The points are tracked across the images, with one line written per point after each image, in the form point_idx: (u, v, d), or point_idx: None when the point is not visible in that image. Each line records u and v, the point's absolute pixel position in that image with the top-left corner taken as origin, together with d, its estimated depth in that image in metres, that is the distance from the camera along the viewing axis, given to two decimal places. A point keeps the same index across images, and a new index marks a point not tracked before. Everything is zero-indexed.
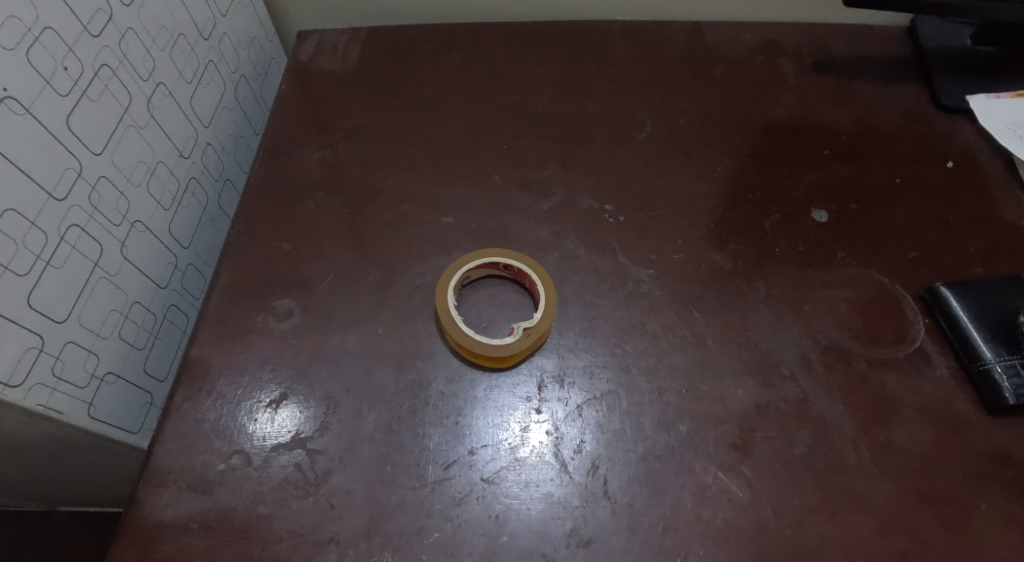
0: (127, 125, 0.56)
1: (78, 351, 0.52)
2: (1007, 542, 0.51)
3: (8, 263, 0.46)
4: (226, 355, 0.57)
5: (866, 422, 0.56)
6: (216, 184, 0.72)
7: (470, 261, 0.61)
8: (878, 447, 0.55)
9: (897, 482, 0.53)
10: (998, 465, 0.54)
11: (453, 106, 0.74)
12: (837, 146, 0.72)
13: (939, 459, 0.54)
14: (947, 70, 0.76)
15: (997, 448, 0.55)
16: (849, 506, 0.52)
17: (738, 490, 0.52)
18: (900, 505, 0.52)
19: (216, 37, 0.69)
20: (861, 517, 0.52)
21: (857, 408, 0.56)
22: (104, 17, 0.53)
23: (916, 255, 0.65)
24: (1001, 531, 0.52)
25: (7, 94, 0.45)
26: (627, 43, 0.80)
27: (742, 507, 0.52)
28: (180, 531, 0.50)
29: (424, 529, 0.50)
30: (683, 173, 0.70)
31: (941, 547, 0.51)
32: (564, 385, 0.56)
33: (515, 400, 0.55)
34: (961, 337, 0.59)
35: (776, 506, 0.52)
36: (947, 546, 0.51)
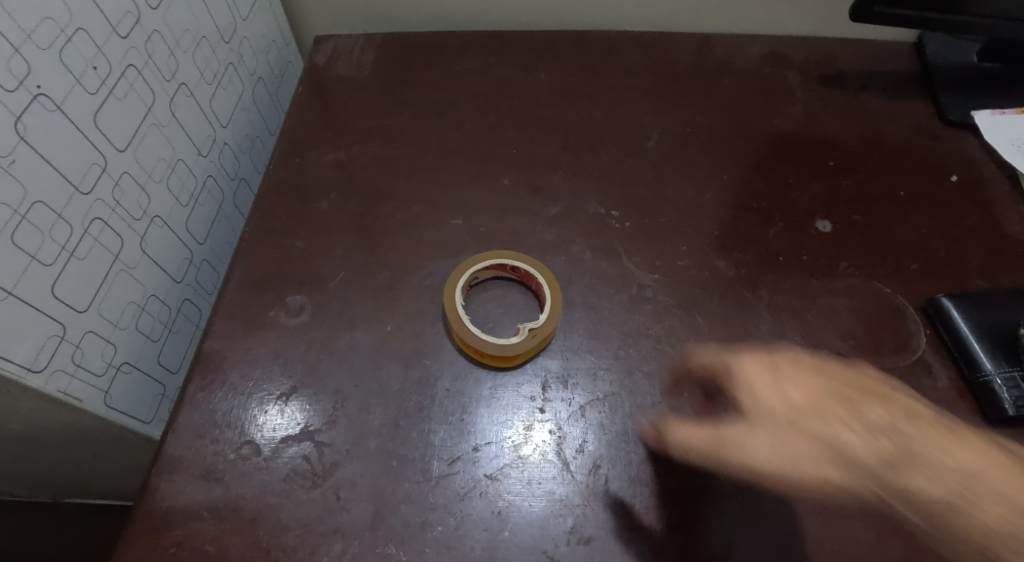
0: (150, 123, 0.58)
1: (97, 340, 0.54)
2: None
3: (36, 253, 0.47)
4: (239, 349, 0.58)
5: (912, 408, 0.47)
6: (232, 183, 0.74)
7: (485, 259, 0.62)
8: (954, 470, 0.43)
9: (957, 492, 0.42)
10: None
11: (464, 112, 0.76)
12: (842, 158, 0.73)
13: (1022, 474, 0.43)
14: (952, 85, 0.77)
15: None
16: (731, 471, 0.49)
17: (729, 439, 0.48)
18: (943, 479, 0.43)
19: (237, 40, 0.71)
20: (875, 411, 0.46)
21: (907, 405, 0.47)
22: (132, 19, 0.54)
23: (919, 267, 0.66)
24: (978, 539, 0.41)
25: (40, 91, 0.47)
26: (636, 53, 0.81)
27: (721, 438, 0.49)
28: (191, 517, 0.51)
29: (428, 522, 0.51)
30: (690, 181, 0.71)
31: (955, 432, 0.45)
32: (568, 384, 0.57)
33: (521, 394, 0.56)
34: (962, 348, 0.59)
35: (755, 449, 0.47)
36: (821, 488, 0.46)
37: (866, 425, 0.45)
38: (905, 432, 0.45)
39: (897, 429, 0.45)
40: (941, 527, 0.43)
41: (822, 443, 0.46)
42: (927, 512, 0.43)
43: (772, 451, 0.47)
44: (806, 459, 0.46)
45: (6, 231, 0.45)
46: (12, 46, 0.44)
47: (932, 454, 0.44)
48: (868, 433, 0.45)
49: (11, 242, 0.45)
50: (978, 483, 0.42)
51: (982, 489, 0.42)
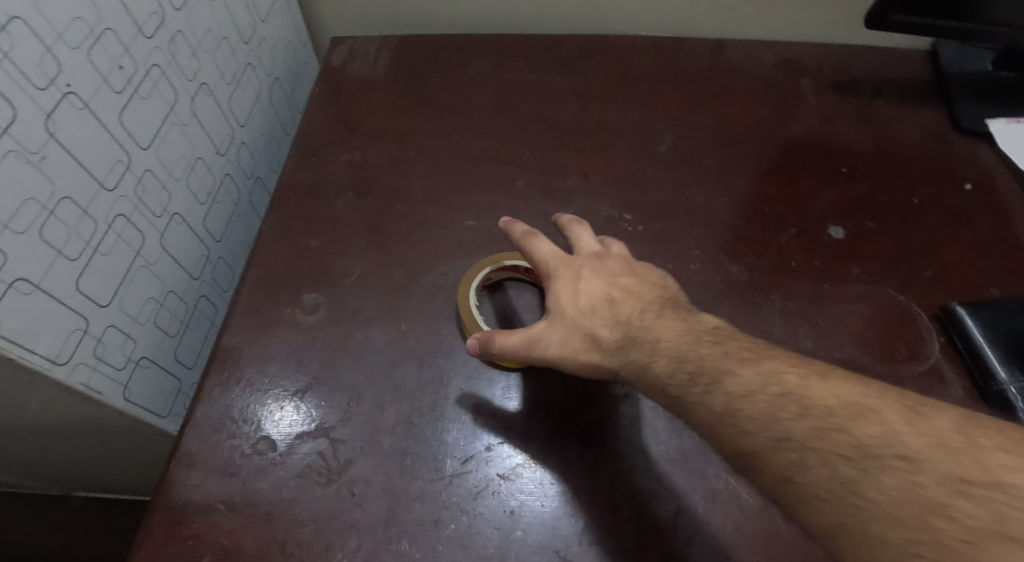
0: (172, 122, 0.59)
1: (118, 334, 0.55)
2: (907, 454, 0.34)
3: (62, 248, 0.48)
4: (255, 346, 0.59)
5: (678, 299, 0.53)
6: (249, 182, 0.75)
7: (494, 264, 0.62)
8: (700, 329, 0.48)
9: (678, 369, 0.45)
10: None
11: (478, 114, 0.76)
12: (856, 164, 0.73)
13: (917, 418, 0.36)
14: (967, 94, 0.77)
15: (981, 428, 0.34)
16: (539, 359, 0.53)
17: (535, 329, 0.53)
18: (765, 382, 0.41)
19: (256, 41, 0.72)
20: (627, 305, 0.51)
21: (662, 291, 0.53)
22: (157, 19, 0.55)
23: (932, 274, 0.66)
24: (859, 528, 0.34)
25: (69, 90, 0.47)
26: (650, 57, 0.82)
27: (529, 333, 0.53)
28: (207, 510, 0.51)
29: (441, 520, 0.51)
30: (702, 186, 0.71)
31: (844, 381, 0.39)
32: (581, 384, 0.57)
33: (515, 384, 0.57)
34: (976, 356, 0.59)
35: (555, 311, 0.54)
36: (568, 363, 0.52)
37: (720, 355, 0.44)
38: (773, 373, 0.41)
39: (713, 342, 0.46)
40: (793, 483, 0.36)
41: (579, 333, 0.51)
42: (767, 451, 0.38)
43: (569, 336, 0.52)
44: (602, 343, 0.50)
45: (34, 226, 0.46)
46: (43, 45, 0.45)
47: (757, 395, 0.40)
48: (702, 361, 0.44)
49: (38, 237, 0.46)
50: (835, 448, 0.36)
51: (828, 453, 0.36)
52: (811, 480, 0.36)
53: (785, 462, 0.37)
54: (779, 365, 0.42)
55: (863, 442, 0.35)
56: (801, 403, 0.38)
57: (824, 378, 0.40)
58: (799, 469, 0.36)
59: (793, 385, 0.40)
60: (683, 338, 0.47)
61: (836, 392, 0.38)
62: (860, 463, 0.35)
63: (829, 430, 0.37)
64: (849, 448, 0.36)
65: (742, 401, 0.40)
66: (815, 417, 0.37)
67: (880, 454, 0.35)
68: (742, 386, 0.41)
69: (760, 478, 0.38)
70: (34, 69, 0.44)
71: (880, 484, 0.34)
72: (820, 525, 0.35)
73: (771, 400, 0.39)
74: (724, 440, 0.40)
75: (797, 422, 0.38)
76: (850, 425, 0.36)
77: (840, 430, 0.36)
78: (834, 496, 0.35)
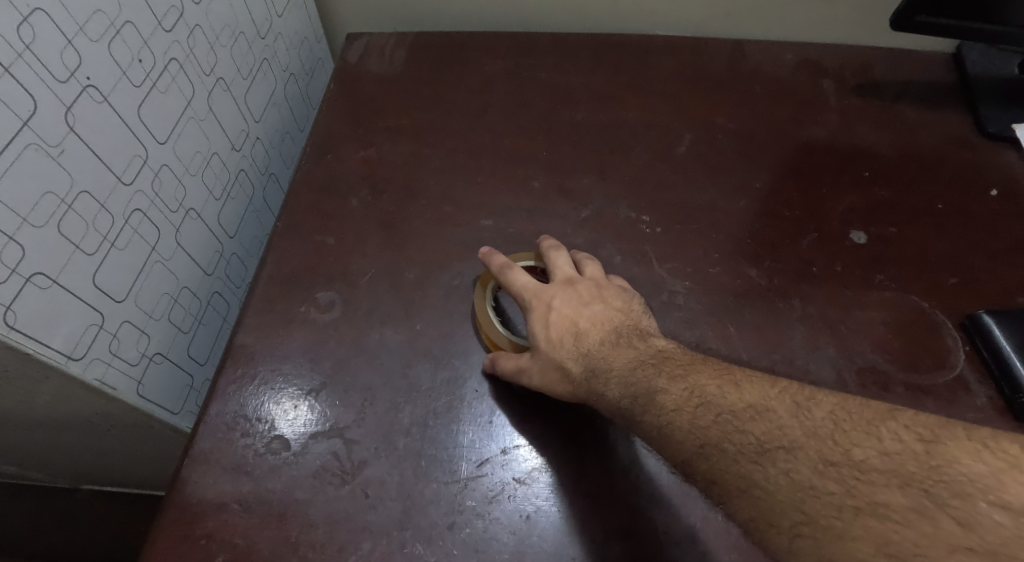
0: (189, 117, 0.58)
1: (132, 330, 0.54)
2: (794, 448, 0.41)
3: (79, 242, 0.48)
4: (269, 343, 0.58)
5: (641, 323, 0.55)
6: (262, 178, 0.74)
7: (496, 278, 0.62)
8: (650, 355, 0.52)
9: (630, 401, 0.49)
10: (875, 444, 0.39)
11: (495, 112, 0.75)
12: (878, 168, 0.72)
13: (801, 414, 0.42)
14: (992, 98, 0.76)
15: (850, 415, 0.41)
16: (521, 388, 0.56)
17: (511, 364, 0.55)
18: (691, 396, 0.47)
19: (272, 36, 0.71)
20: (593, 336, 0.54)
21: (626, 317, 0.56)
22: (176, 13, 0.55)
23: (957, 282, 0.64)
24: (764, 517, 0.40)
25: (89, 83, 0.47)
26: (669, 57, 0.81)
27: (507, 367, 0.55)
28: (220, 509, 0.51)
29: (455, 524, 0.50)
30: (722, 188, 0.70)
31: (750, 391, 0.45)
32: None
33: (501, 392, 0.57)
34: (1002, 365, 0.58)
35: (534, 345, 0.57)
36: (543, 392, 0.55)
37: (666, 388, 0.48)
38: (706, 389, 0.46)
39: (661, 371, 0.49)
40: (715, 483, 0.43)
41: (551, 366, 0.54)
42: (693, 458, 0.44)
43: (549, 372, 0.54)
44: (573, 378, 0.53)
45: (53, 220, 0.45)
46: (64, 37, 0.45)
47: (683, 413, 0.46)
48: (648, 391, 0.49)
49: (56, 231, 0.46)
50: (739, 451, 0.42)
51: (735, 455, 0.42)
52: (722, 478, 0.42)
53: (703, 465, 0.44)
54: (699, 385, 0.47)
55: (762, 443, 0.42)
56: (719, 417, 0.44)
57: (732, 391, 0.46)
58: (715, 470, 0.43)
59: (712, 395, 0.46)
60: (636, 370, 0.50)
61: (741, 403, 0.44)
62: (759, 460, 0.41)
63: (736, 434, 0.43)
64: (749, 446, 0.42)
65: (670, 417, 0.46)
66: (725, 428, 0.44)
67: (770, 451, 0.41)
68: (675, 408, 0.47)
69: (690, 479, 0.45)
70: (54, 62, 0.44)
71: (770, 474, 0.40)
72: (744, 518, 0.41)
73: (693, 416, 0.45)
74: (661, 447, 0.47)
75: (710, 429, 0.44)
76: (748, 429, 0.43)
77: (744, 432, 0.43)
78: (741, 492, 0.41)
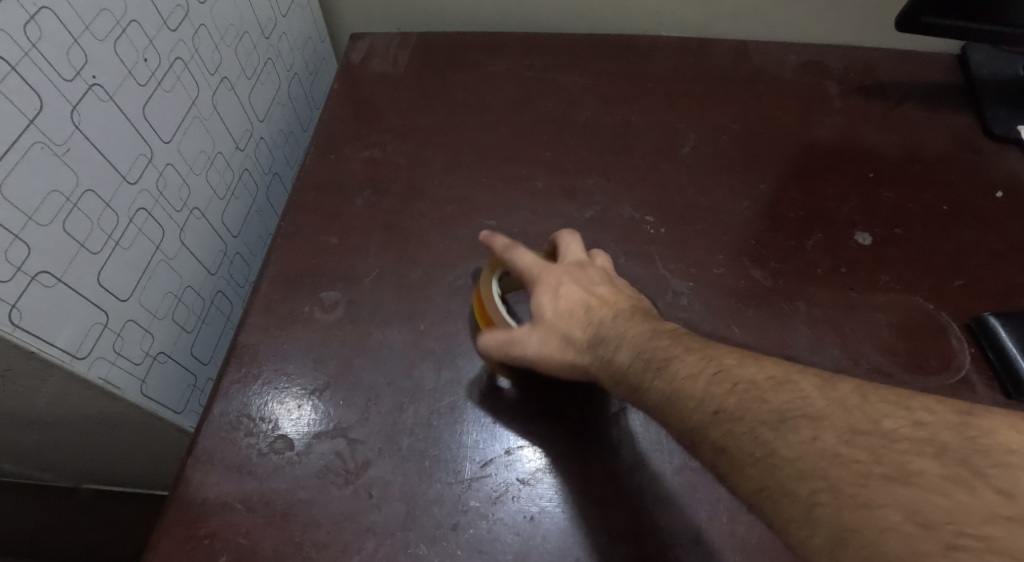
0: (193, 116, 0.58)
1: (136, 329, 0.54)
2: (818, 417, 0.37)
3: (84, 241, 0.48)
4: (273, 343, 0.58)
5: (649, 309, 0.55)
6: (266, 177, 0.74)
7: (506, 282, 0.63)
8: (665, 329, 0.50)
9: (640, 365, 0.47)
10: (906, 416, 0.36)
11: (498, 113, 0.75)
12: (883, 170, 0.72)
13: (827, 386, 0.39)
14: (996, 100, 0.76)
15: (877, 389, 0.38)
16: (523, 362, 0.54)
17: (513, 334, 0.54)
18: (705, 364, 0.44)
19: (276, 35, 0.71)
20: (603, 312, 0.53)
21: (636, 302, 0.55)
22: (181, 13, 0.55)
23: (962, 283, 0.64)
24: (778, 487, 0.36)
25: (95, 82, 0.47)
26: (672, 58, 0.81)
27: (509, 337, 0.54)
28: (224, 509, 0.51)
29: (459, 524, 0.50)
30: (726, 189, 0.70)
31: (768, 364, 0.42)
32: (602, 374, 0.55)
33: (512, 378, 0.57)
34: (1009, 368, 0.58)
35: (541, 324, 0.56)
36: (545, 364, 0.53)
37: (679, 356, 0.45)
38: (721, 360, 0.44)
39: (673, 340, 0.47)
40: (725, 452, 0.39)
41: (553, 336, 0.53)
42: None
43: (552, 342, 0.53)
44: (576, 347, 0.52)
45: (58, 218, 0.45)
46: (70, 35, 0.45)
47: (698, 380, 0.43)
48: (661, 359, 0.46)
49: (61, 230, 0.46)
50: (757, 416, 0.39)
51: (751, 421, 0.39)
52: (735, 445, 0.39)
53: (715, 433, 0.40)
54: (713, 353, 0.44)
55: (781, 411, 0.38)
56: (735, 383, 0.41)
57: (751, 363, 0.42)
58: (729, 438, 0.39)
59: (728, 363, 0.43)
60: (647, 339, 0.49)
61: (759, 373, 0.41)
62: (779, 425, 0.38)
63: (752, 398, 0.40)
64: (770, 412, 0.39)
65: (684, 382, 0.43)
66: (744, 393, 0.40)
67: (790, 416, 0.38)
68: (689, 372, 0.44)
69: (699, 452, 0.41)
70: (61, 60, 0.44)
71: (790, 439, 0.37)
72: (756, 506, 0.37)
73: (709, 381, 0.42)
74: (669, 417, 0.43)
75: (726, 396, 0.41)
76: (767, 396, 0.40)
77: (765, 399, 0.40)
78: (754, 458, 0.38)
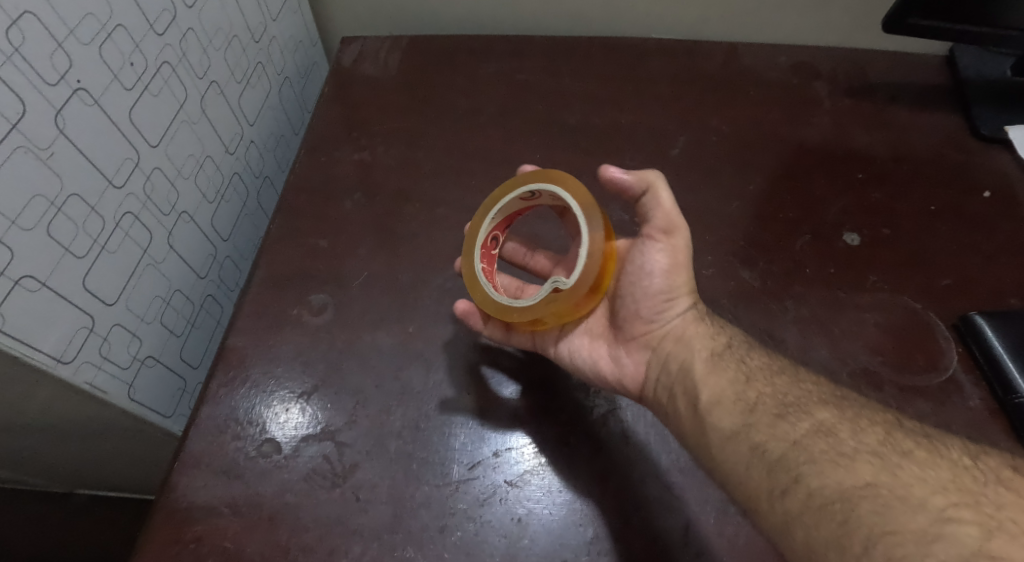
0: (181, 120, 0.58)
1: (123, 333, 0.54)
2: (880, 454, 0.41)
3: (69, 245, 0.48)
4: (261, 346, 0.58)
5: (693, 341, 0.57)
6: (257, 181, 0.74)
7: (494, 204, 0.58)
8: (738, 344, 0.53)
9: (726, 343, 0.52)
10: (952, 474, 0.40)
11: (488, 115, 0.75)
12: (871, 170, 0.72)
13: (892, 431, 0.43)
14: (985, 100, 0.76)
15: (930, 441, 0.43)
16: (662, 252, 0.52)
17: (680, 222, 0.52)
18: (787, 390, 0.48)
19: (266, 39, 0.71)
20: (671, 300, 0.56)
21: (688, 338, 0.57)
22: (168, 16, 0.55)
23: (950, 283, 0.64)
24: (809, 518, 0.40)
25: (80, 86, 0.47)
26: (662, 59, 0.81)
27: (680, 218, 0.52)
28: (211, 513, 0.50)
29: (447, 527, 0.50)
30: (715, 190, 0.70)
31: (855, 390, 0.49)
32: (621, 362, 0.55)
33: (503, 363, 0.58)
34: (996, 367, 0.58)
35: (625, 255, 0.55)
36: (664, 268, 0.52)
37: (759, 367, 0.50)
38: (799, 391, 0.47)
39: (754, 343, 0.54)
40: (746, 472, 0.42)
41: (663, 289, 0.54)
42: None
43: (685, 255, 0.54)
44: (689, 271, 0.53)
45: (42, 223, 0.45)
46: (54, 40, 0.45)
47: (787, 379, 0.49)
48: (744, 354, 0.51)
49: (46, 234, 0.46)
50: (841, 420, 0.44)
51: (835, 423, 0.44)
52: (813, 445, 0.43)
53: (791, 428, 0.44)
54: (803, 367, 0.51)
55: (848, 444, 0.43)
56: (829, 390, 0.47)
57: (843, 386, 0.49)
58: (808, 435, 0.44)
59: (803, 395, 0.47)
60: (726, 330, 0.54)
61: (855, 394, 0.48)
62: (863, 433, 0.43)
63: (844, 403, 0.46)
64: (852, 422, 0.44)
65: (766, 373, 0.49)
66: (837, 399, 0.46)
67: (888, 432, 0.43)
68: (777, 369, 0.50)
69: (756, 457, 0.44)
70: (44, 64, 0.44)
71: (883, 447, 0.42)
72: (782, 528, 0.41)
73: (800, 383, 0.48)
74: (727, 405, 0.47)
75: (817, 399, 0.46)
76: (858, 407, 0.46)
77: (857, 407, 0.46)
78: (832, 461, 0.42)
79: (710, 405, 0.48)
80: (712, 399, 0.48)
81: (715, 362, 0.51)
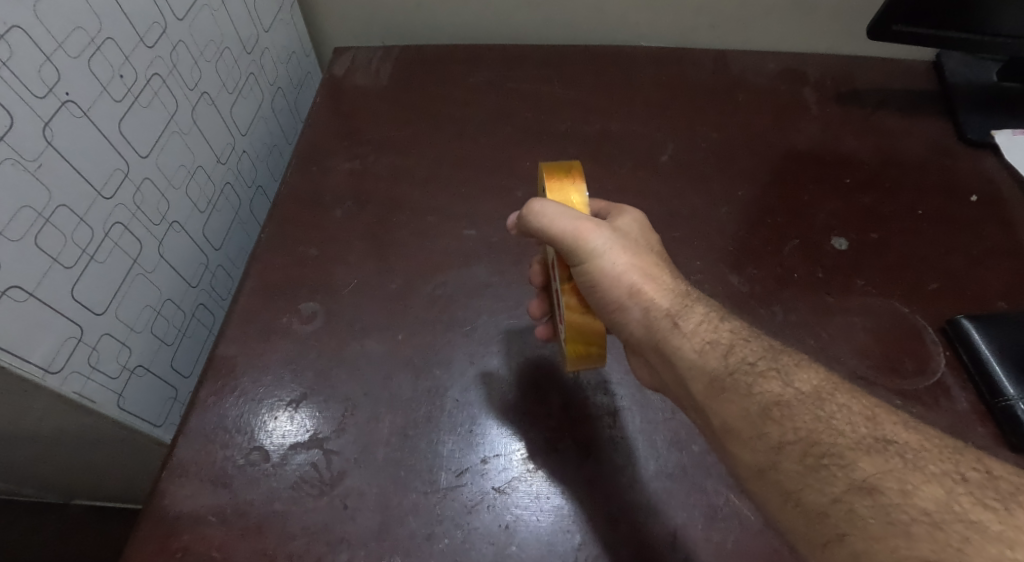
0: (172, 130, 0.59)
1: (113, 343, 0.54)
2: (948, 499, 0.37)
3: (57, 256, 0.48)
4: (250, 355, 0.58)
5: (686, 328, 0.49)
6: (249, 190, 0.75)
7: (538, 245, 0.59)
8: (740, 360, 0.46)
9: (727, 366, 0.46)
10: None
11: (478, 124, 0.76)
12: (859, 176, 0.73)
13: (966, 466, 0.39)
14: (971, 106, 0.77)
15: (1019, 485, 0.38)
16: (579, 260, 0.50)
17: (588, 223, 0.50)
18: (821, 425, 0.42)
19: (258, 51, 0.72)
20: (658, 298, 0.50)
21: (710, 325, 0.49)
22: (158, 29, 0.56)
23: (938, 287, 0.65)
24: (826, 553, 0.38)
25: (68, 98, 0.47)
26: (651, 67, 0.82)
27: (584, 220, 0.49)
28: (198, 522, 0.51)
29: (434, 534, 0.50)
30: (704, 196, 0.71)
31: (888, 410, 0.43)
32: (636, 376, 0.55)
33: (497, 374, 0.58)
34: (982, 371, 0.58)
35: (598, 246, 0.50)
36: (587, 272, 0.50)
37: (782, 380, 0.45)
38: (832, 423, 0.42)
39: (775, 354, 0.46)
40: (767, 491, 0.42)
41: (638, 297, 0.50)
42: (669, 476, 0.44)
43: (619, 250, 0.50)
44: (626, 266, 0.50)
45: (30, 234, 0.46)
46: (42, 53, 0.45)
47: (817, 414, 0.42)
48: (761, 379, 0.45)
49: (33, 245, 0.46)
50: (889, 474, 0.39)
51: (881, 477, 0.39)
52: (856, 505, 0.38)
53: (826, 484, 0.40)
54: (841, 386, 0.44)
55: (893, 500, 0.38)
56: (869, 429, 0.41)
57: (890, 410, 0.43)
58: (847, 492, 0.39)
59: (841, 426, 0.41)
60: (731, 342, 0.48)
61: (903, 425, 0.42)
62: (919, 495, 0.38)
63: (892, 450, 0.40)
64: (901, 476, 0.38)
65: (787, 408, 0.43)
66: (883, 442, 0.40)
67: (951, 491, 0.38)
68: (800, 397, 0.43)
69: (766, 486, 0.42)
70: (33, 78, 0.45)
71: (944, 513, 0.37)
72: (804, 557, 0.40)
73: (831, 421, 0.42)
74: (745, 439, 0.43)
75: (857, 441, 0.41)
76: (909, 453, 0.40)
77: (908, 454, 0.40)
78: (882, 527, 0.37)
79: (727, 436, 0.45)
80: (727, 428, 0.45)
81: (717, 394, 0.45)
